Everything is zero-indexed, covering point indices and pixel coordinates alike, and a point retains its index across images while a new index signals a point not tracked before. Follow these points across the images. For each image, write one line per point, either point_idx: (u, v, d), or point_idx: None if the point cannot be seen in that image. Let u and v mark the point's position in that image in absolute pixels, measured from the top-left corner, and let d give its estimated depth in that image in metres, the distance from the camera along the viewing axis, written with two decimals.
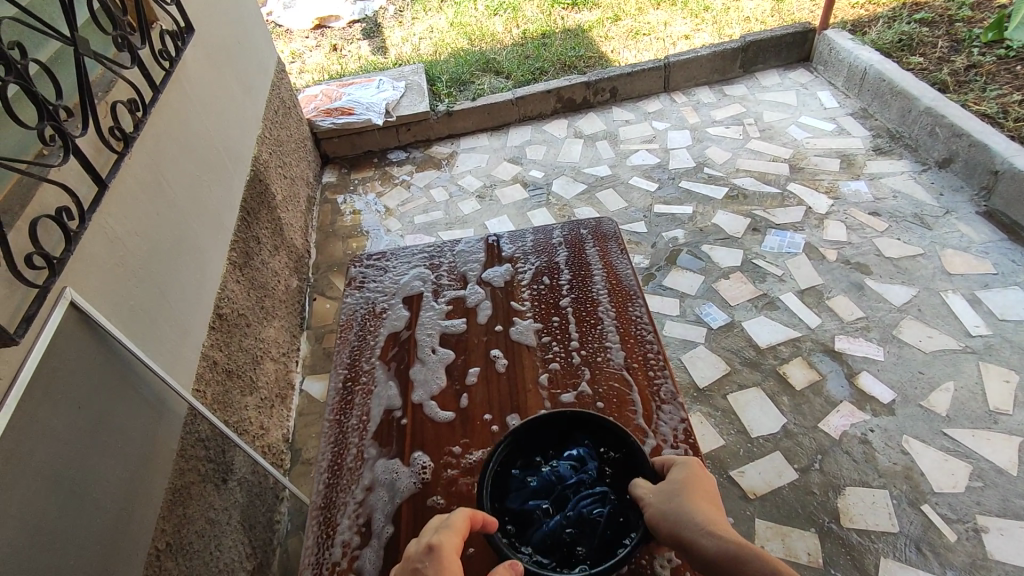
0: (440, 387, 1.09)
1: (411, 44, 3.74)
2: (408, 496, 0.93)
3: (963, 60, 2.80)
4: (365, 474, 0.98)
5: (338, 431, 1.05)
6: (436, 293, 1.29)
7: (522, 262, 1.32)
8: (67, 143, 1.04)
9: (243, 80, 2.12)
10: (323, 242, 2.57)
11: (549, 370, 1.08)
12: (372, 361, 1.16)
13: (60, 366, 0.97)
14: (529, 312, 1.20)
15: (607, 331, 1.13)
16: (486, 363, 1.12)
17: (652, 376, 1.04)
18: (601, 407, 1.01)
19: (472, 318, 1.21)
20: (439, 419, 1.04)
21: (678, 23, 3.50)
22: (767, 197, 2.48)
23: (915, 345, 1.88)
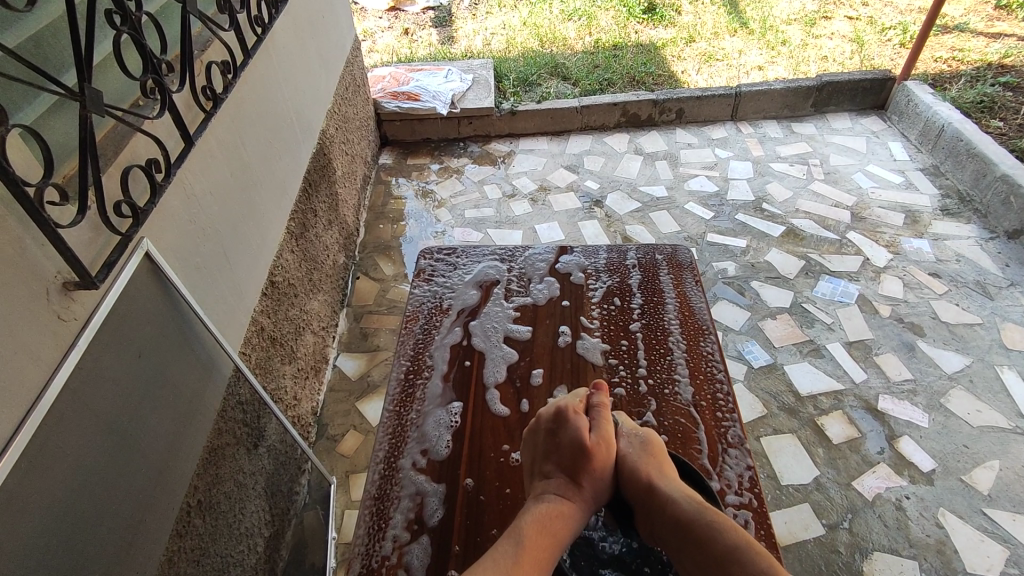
0: (498, 388, 1.10)
1: (482, 38, 3.75)
2: (462, 496, 0.93)
3: None
4: (418, 465, 0.98)
5: (397, 421, 1.05)
6: (503, 295, 1.29)
7: (594, 278, 1.31)
8: (165, 98, 1.04)
9: (323, 54, 2.15)
10: (372, 222, 2.59)
11: (612, 392, 1.07)
12: (435, 356, 1.16)
13: (127, 313, 0.98)
14: (597, 331, 1.19)
15: (677, 363, 1.11)
16: (549, 373, 1.12)
17: (720, 417, 1.02)
18: (665, 440, 1.00)
19: (538, 328, 1.20)
20: (497, 423, 1.04)
21: (753, 53, 3.45)
22: (824, 241, 2.43)
23: (962, 417, 1.82)
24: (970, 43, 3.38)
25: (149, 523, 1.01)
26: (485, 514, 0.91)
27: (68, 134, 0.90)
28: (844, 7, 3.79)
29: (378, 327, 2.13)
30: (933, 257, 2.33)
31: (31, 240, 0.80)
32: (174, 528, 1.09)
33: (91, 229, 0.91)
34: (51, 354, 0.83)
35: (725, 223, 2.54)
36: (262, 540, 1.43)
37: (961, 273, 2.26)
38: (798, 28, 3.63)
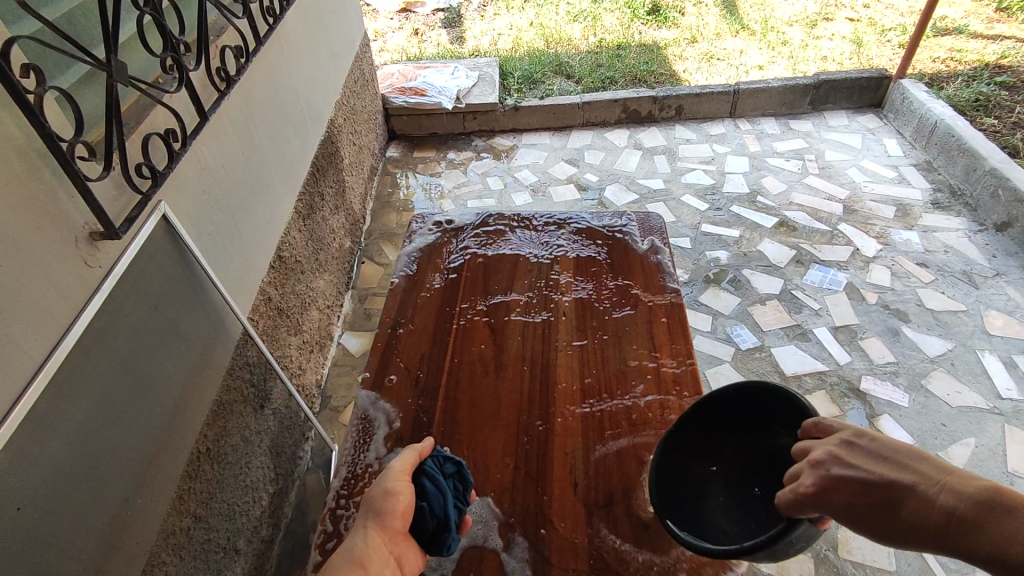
0: (477, 330, 1.18)
1: (489, 39, 3.86)
2: (438, 421, 1.03)
3: None
4: (401, 391, 1.08)
5: (384, 355, 1.14)
6: (488, 251, 1.37)
7: (573, 240, 1.39)
8: (182, 76, 1.15)
9: (332, 48, 2.26)
10: (378, 211, 2.70)
11: (579, 337, 1.16)
12: (421, 301, 1.25)
13: (146, 266, 1.08)
14: (570, 284, 1.27)
15: (642, 312, 1.19)
16: (525, 319, 1.20)
17: (676, 359, 1.10)
18: (624, 376, 1.08)
19: (517, 280, 1.29)
20: (475, 359, 1.13)
21: (753, 53, 3.53)
22: (816, 232, 2.49)
23: (941, 398, 1.88)
24: (968, 44, 3.43)
25: (161, 459, 1.10)
26: (458, 437, 1.01)
27: (96, 103, 1.00)
28: (846, 9, 3.86)
29: (381, 308, 2.23)
30: (921, 248, 2.39)
31: (63, 191, 0.90)
32: (184, 469, 1.18)
33: (116, 187, 1.01)
34: (79, 293, 0.93)
35: (720, 215, 2.61)
36: (266, 495, 1.52)
37: (948, 264, 2.31)
38: (798, 29, 3.71)
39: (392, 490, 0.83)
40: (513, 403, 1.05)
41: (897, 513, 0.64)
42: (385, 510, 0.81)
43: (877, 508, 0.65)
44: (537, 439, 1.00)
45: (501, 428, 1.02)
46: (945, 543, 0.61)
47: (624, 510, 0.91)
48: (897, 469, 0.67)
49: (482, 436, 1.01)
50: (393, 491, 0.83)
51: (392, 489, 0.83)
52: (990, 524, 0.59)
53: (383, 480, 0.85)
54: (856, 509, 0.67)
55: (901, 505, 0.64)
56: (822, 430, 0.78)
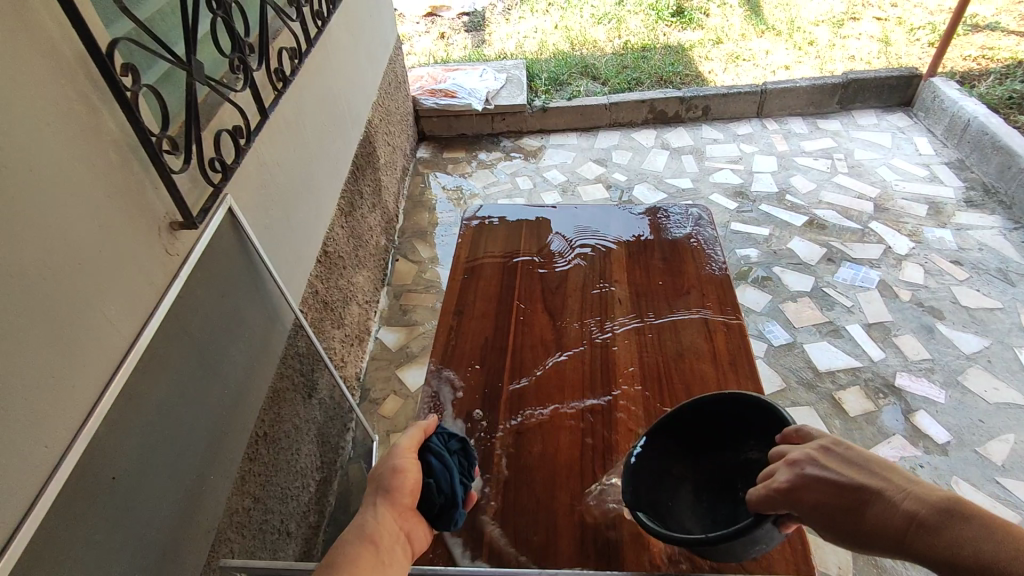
0: (535, 314, 1.23)
1: (515, 41, 3.92)
2: (505, 400, 1.08)
3: None
4: (468, 371, 1.13)
5: (448, 336, 1.19)
6: (540, 238, 1.40)
7: (622, 228, 1.42)
8: (248, 75, 1.20)
9: (370, 51, 2.32)
10: (410, 210, 2.76)
11: (636, 322, 1.19)
12: (481, 285, 1.29)
13: (214, 256, 1.14)
14: (622, 269, 1.31)
15: (694, 297, 1.22)
16: (581, 304, 1.24)
17: (732, 341, 1.13)
18: (682, 358, 1.12)
19: (571, 266, 1.33)
20: (535, 342, 1.17)
21: (779, 53, 3.54)
22: (846, 230, 2.50)
23: (978, 394, 1.88)
24: (999, 42, 3.40)
25: (228, 440, 1.16)
26: (525, 417, 1.06)
27: (173, 100, 1.05)
28: (873, 8, 3.85)
29: (416, 304, 2.28)
30: (954, 246, 2.38)
31: (149, 183, 0.96)
32: (246, 451, 1.23)
33: (191, 180, 1.07)
34: (160, 278, 0.98)
35: (749, 213, 2.63)
36: (313, 482, 1.57)
37: (983, 262, 2.30)
38: (825, 28, 3.70)
39: (401, 468, 0.85)
40: (575, 384, 1.10)
41: (862, 513, 0.67)
42: (393, 487, 0.84)
43: (843, 508, 0.69)
44: (600, 418, 1.04)
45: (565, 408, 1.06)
46: (903, 545, 0.63)
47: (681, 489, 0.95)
48: (866, 474, 0.70)
49: (548, 415, 1.05)
50: (401, 469, 0.85)
51: (401, 466, 0.86)
52: (947, 528, 0.61)
53: (391, 457, 0.88)
54: (823, 506, 0.70)
55: (866, 507, 0.67)
56: (803, 438, 0.81)
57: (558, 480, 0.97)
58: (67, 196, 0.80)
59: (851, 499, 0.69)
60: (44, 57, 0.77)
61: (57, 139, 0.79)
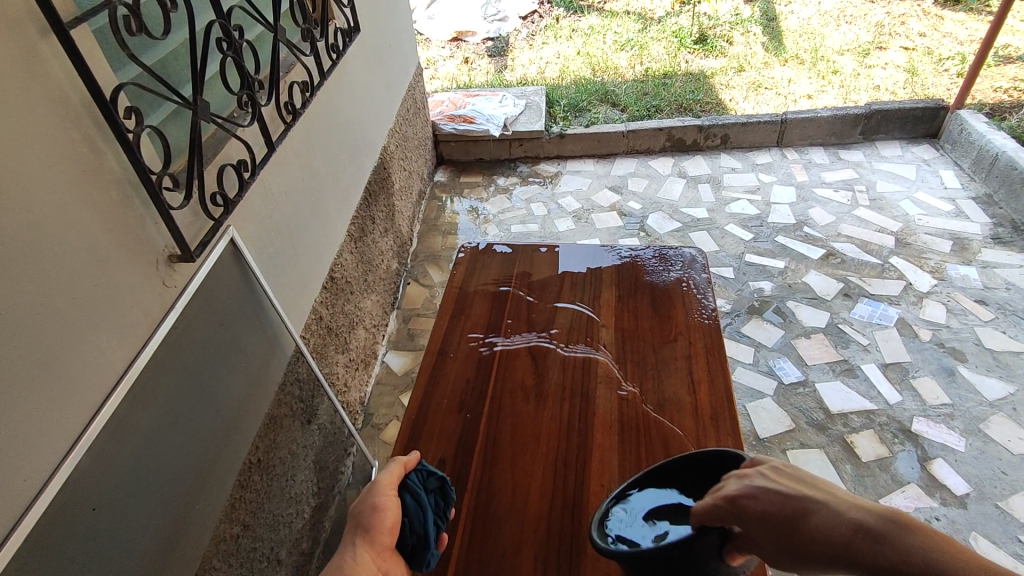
0: (519, 357, 1.23)
1: (537, 67, 3.96)
2: (479, 443, 1.08)
3: None
4: (447, 413, 1.13)
5: (432, 376, 1.20)
6: (531, 279, 1.42)
7: (614, 272, 1.42)
8: (256, 111, 1.23)
9: (387, 79, 2.37)
10: (424, 233, 2.79)
11: (618, 369, 1.18)
12: (467, 325, 1.31)
13: (214, 287, 1.16)
14: (611, 315, 1.31)
15: (681, 346, 1.22)
16: (565, 348, 1.24)
17: (715, 394, 1.11)
18: (662, 409, 1.10)
19: (560, 308, 1.33)
20: (516, 385, 1.17)
21: (802, 82, 3.50)
22: (866, 265, 2.43)
23: (1001, 444, 1.80)
24: None
25: (219, 468, 1.17)
26: (498, 461, 1.05)
27: (180, 138, 1.09)
28: (900, 37, 3.79)
29: (424, 329, 2.29)
30: (979, 285, 2.30)
31: (149, 219, 0.98)
32: (237, 479, 1.25)
33: (192, 214, 1.09)
34: (157, 311, 1.00)
35: (765, 245, 2.58)
36: (308, 508, 1.58)
37: (1009, 302, 2.22)
38: (851, 58, 3.66)
39: (381, 506, 0.87)
40: (551, 431, 1.09)
41: (804, 526, 0.64)
42: (373, 526, 0.85)
43: (785, 519, 0.66)
44: (573, 467, 1.03)
45: (538, 454, 1.05)
46: (849, 557, 0.59)
47: None
48: (812, 488, 0.68)
49: (522, 462, 1.04)
50: (382, 507, 0.86)
51: (381, 504, 0.87)
52: (897, 536, 0.57)
53: (371, 494, 0.88)
54: (768, 522, 0.67)
55: (810, 516, 0.64)
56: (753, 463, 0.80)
57: (526, 532, 0.95)
58: (67, 234, 0.83)
59: (801, 510, 0.65)
60: (50, 103, 0.80)
61: (60, 181, 0.81)
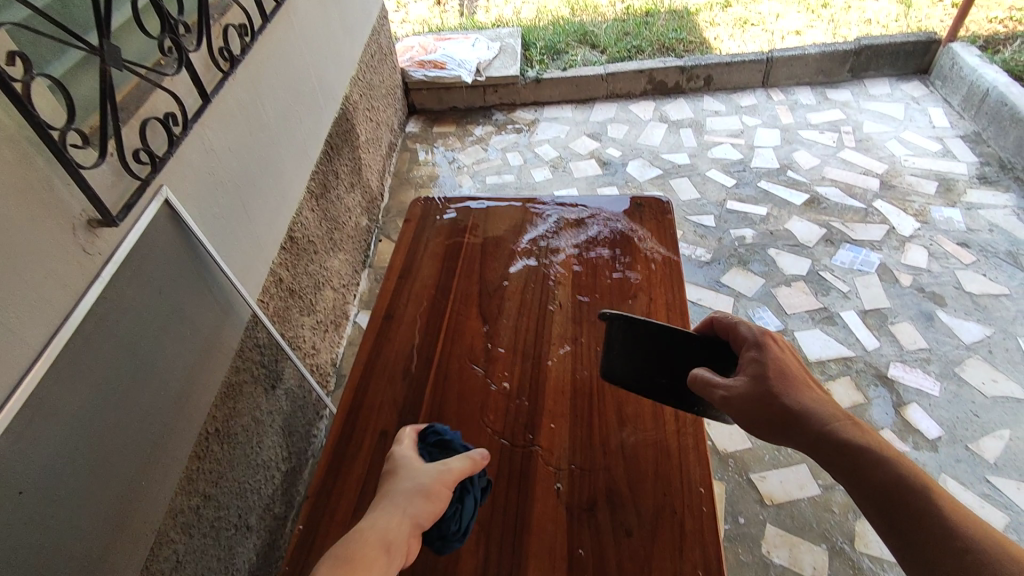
0: (468, 319, 1.18)
1: (513, 7, 3.75)
2: (424, 412, 1.04)
3: None
4: (392, 379, 1.09)
5: (377, 342, 1.16)
6: (486, 236, 1.36)
7: (573, 227, 1.36)
8: (182, 57, 1.12)
9: (346, 22, 2.22)
10: (397, 187, 2.69)
11: (572, 330, 1.14)
12: (414, 286, 1.25)
13: (149, 253, 1.09)
14: (567, 273, 1.26)
15: (638, 304, 1.17)
16: (516, 310, 1.19)
17: None
18: None
19: (513, 266, 1.28)
20: (465, 348, 1.13)
21: (791, 17, 3.34)
22: (849, 210, 2.37)
23: (976, 387, 1.79)
24: None
25: (168, 440, 1.12)
26: (446, 430, 1.01)
27: (92, 90, 0.99)
28: None
29: None
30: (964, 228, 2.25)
31: (58, 181, 0.90)
32: (193, 450, 1.21)
33: (114, 173, 1.01)
34: (79, 281, 0.93)
35: (749, 191, 2.51)
36: (278, 473, 1.55)
37: (994, 245, 2.17)
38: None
39: (432, 489, 0.79)
40: (500, 396, 1.05)
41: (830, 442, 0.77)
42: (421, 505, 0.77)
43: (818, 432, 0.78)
44: (521, 434, 1.00)
45: (484, 421, 1.02)
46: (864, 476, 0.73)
47: (607, 512, 0.90)
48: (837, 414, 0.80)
49: (467, 431, 1.01)
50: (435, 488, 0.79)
51: (431, 487, 0.79)
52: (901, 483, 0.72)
53: (421, 471, 0.81)
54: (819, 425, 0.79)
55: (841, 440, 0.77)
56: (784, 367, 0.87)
57: None
58: None
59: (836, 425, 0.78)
60: None
61: None
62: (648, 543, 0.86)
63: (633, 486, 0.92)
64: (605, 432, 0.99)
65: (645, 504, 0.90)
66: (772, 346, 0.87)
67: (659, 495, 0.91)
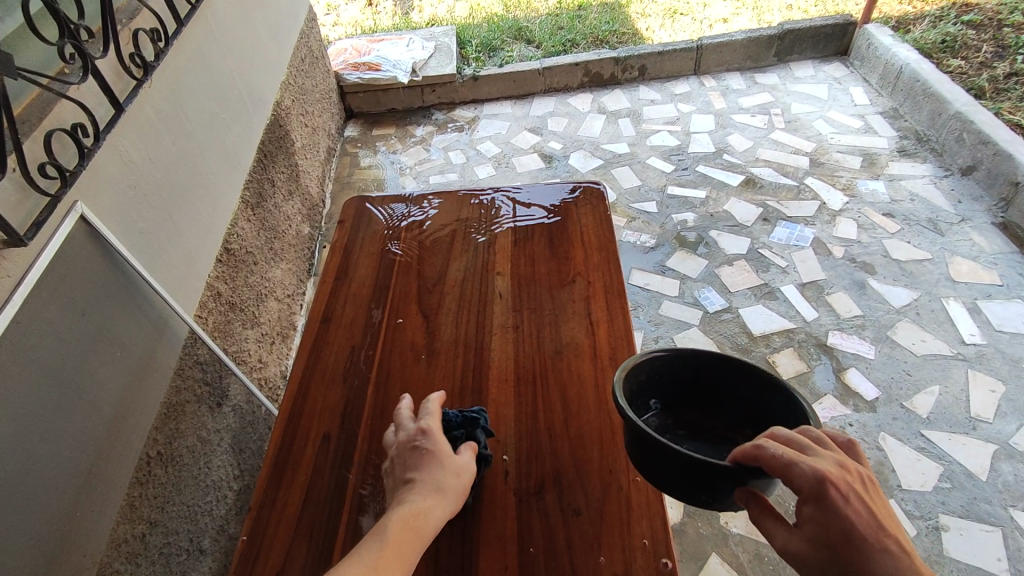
0: (409, 316, 1.17)
1: (446, 6, 3.73)
2: (369, 411, 1.02)
3: (1004, 67, 2.69)
4: (334, 382, 1.08)
5: (315, 345, 1.13)
6: (422, 231, 1.35)
7: (510, 215, 1.37)
8: (87, 64, 1.06)
9: (272, 25, 2.16)
10: (338, 193, 2.64)
11: (513, 319, 1.15)
12: (352, 287, 1.24)
13: (66, 272, 1.03)
14: (506, 262, 1.26)
15: (578, 288, 1.19)
16: (457, 303, 1.19)
17: (612, 334, 1.10)
18: (561, 356, 1.08)
19: (452, 259, 1.28)
20: (407, 345, 1.12)
21: (717, 5, 3.44)
22: (783, 188, 2.46)
23: (907, 347, 1.88)
24: None
25: (103, 467, 1.07)
26: (391, 428, 1.00)
27: None
28: None
29: None
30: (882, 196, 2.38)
31: None
32: (133, 476, 1.15)
33: (18, 191, 0.96)
34: None
35: (685, 176, 2.57)
36: (231, 492, 1.50)
37: (912, 212, 2.30)
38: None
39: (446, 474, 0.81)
40: (444, 390, 1.04)
41: None
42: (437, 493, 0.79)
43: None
44: None
45: None
46: None
47: (555, 494, 0.90)
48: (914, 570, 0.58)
49: None
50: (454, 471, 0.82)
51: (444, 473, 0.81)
52: None
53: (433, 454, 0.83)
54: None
55: None
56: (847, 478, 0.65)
57: None
58: None
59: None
60: None
61: None
62: (597, 522, 0.87)
63: (580, 469, 0.93)
64: (551, 417, 1.00)
65: (592, 485, 0.90)
66: (837, 502, 0.60)
67: (605, 475, 0.92)
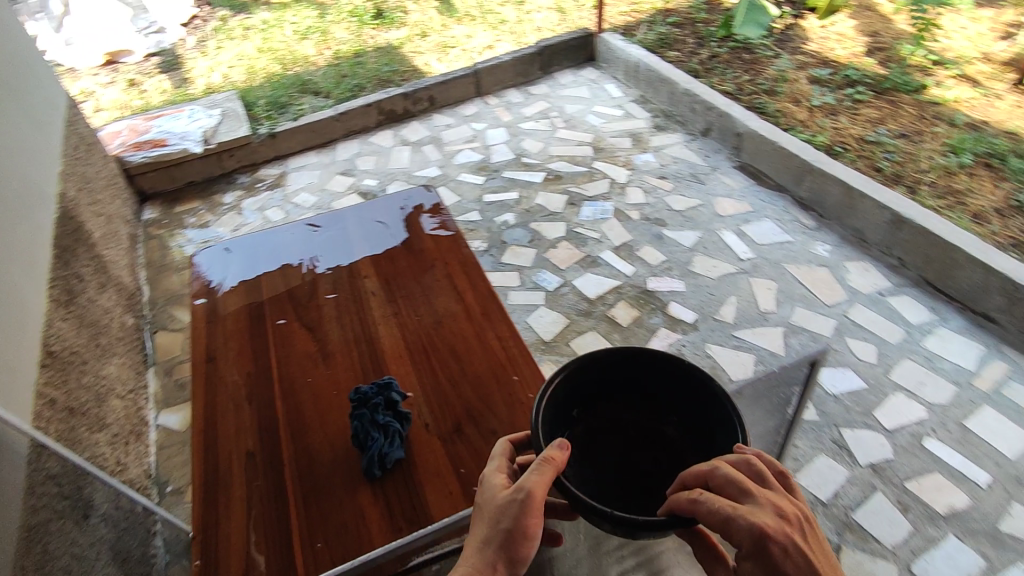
0: (294, 331, 1.29)
1: (219, 73, 3.65)
2: (284, 417, 1.14)
3: (706, 52, 3.41)
4: (242, 405, 1.17)
5: (211, 380, 1.21)
6: (284, 262, 1.47)
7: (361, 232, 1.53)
8: None
9: (32, 115, 1.99)
10: (154, 277, 2.46)
11: (394, 313, 1.32)
12: (225, 326, 1.32)
13: None
14: (370, 268, 1.42)
15: (441, 277, 1.39)
16: (337, 311, 1.33)
17: (480, 302, 1.32)
18: (445, 329, 1.27)
19: (320, 279, 1.41)
20: (301, 355, 1.25)
21: (479, 36, 3.83)
22: (578, 175, 2.84)
23: (705, 274, 2.31)
24: None
25: None
26: (312, 427, 1.12)
27: None
28: None
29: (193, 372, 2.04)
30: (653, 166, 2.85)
31: None
32: None
33: None
34: None
35: (496, 184, 2.84)
36: None
37: (677, 172, 2.81)
38: (511, 7, 4.10)
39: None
40: (349, 381, 1.18)
41: None
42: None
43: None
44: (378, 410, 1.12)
45: (343, 404, 1.15)
46: None
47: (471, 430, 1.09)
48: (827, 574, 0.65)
49: (328, 417, 1.13)
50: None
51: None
52: None
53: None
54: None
55: None
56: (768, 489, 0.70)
57: (352, 473, 1.05)
58: None
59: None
60: None
61: None
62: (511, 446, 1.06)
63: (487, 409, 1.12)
64: (451, 377, 1.19)
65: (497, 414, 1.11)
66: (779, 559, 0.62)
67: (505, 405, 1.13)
